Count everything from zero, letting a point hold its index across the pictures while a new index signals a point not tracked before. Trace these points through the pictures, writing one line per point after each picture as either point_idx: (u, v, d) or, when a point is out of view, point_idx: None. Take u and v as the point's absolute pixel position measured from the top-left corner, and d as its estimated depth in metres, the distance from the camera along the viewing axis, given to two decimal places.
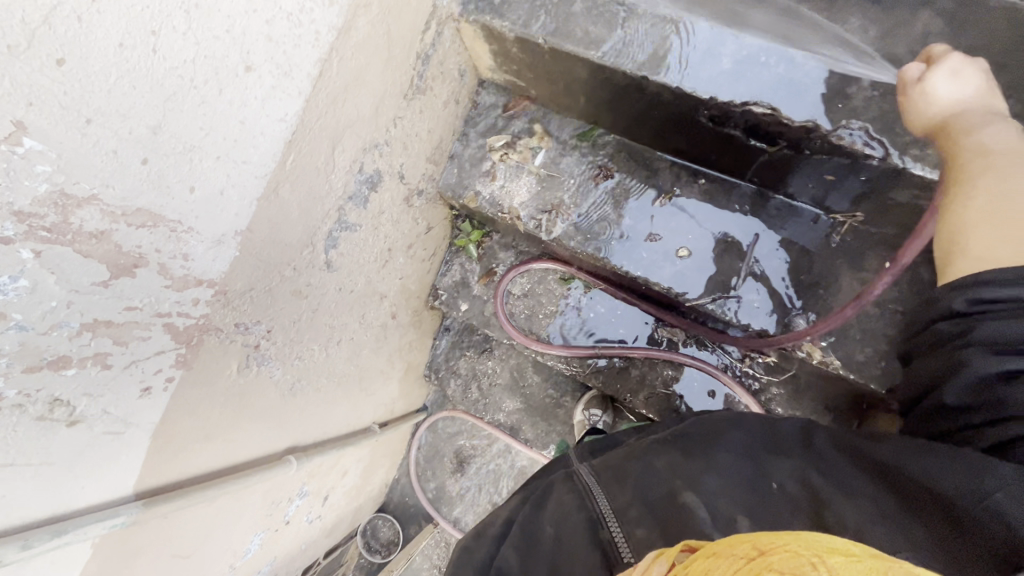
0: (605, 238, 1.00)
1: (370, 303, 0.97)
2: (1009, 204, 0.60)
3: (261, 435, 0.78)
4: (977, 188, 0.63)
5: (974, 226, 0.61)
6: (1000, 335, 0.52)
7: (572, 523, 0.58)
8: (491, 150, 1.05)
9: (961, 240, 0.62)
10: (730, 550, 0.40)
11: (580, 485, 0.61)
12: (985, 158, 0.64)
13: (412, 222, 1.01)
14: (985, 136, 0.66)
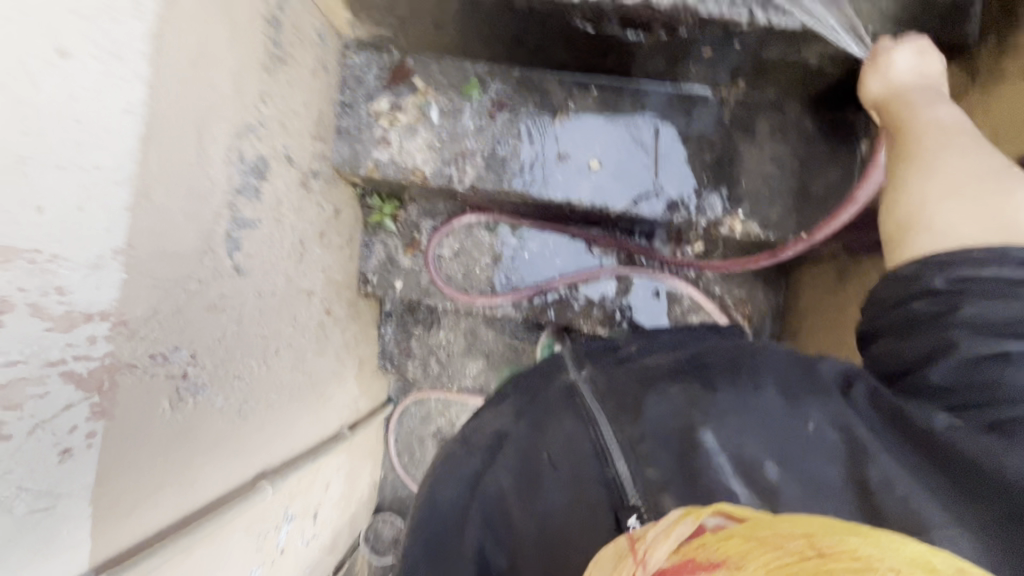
0: (517, 171, 0.98)
1: (298, 302, 0.91)
2: (961, 179, 0.62)
3: (224, 469, 0.72)
4: (939, 157, 0.66)
5: (936, 198, 0.62)
6: (989, 316, 0.51)
7: (562, 445, 0.59)
8: (377, 113, 0.99)
9: (922, 210, 0.63)
10: (783, 543, 0.31)
11: (584, 409, 0.60)
12: (944, 131, 0.68)
13: (317, 209, 0.94)
14: (932, 114, 0.70)
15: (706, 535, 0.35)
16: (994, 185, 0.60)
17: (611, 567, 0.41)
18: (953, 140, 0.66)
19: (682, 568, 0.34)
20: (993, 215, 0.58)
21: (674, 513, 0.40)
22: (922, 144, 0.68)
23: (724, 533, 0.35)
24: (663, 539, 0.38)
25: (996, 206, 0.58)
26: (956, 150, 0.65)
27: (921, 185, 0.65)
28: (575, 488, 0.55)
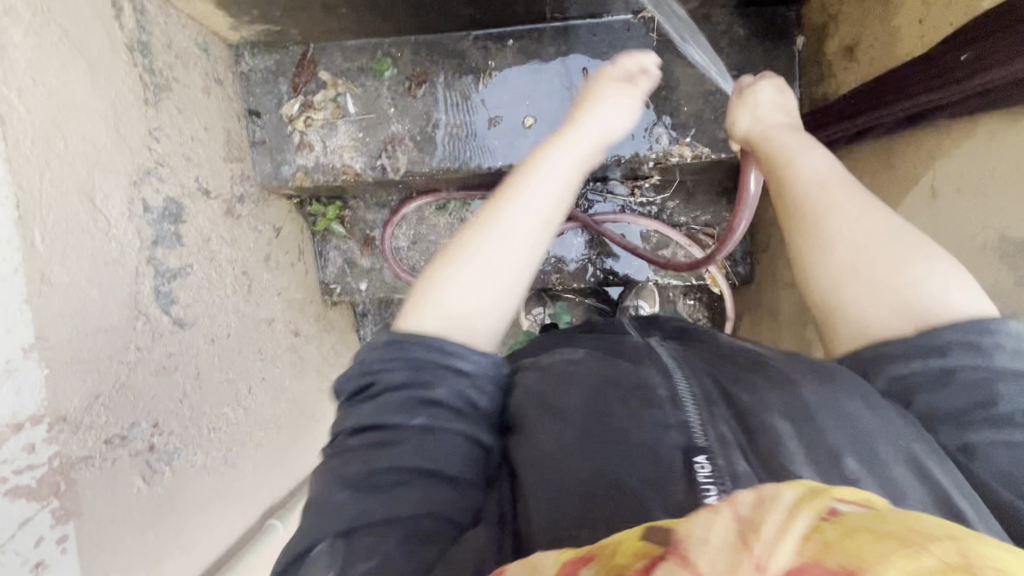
0: (449, 146, 0.93)
1: (260, 334, 0.87)
2: (864, 251, 0.55)
3: (222, 524, 0.71)
4: (829, 219, 0.58)
5: (845, 279, 0.55)
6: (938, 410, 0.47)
7: (630, 377, 0.48)
8: (288, 118, 0.92)
9: (829, 289, 0.57)
10: (933, 548, 0.20)
11: (659, 361, 0.50)
12: (821, 187, 0.61)
13: (252, 233, 0.88)
14: (806, 160, 0.64)
15: (831, 526, 0.22)
16: (886, 251, 0.54)
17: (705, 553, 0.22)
18: (832, 194, 0.60)
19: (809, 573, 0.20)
20: (896, 292, 0.52)
21: (788, 495, 0.24)
22: (809, 200, 0.61)
23: (851, 527, 0.22)
24: (776, 526, 0.22)
25: (894, 285, 0.52)
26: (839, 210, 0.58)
27: (820, 260, 0.58)
28: (614, 435, 0.43)
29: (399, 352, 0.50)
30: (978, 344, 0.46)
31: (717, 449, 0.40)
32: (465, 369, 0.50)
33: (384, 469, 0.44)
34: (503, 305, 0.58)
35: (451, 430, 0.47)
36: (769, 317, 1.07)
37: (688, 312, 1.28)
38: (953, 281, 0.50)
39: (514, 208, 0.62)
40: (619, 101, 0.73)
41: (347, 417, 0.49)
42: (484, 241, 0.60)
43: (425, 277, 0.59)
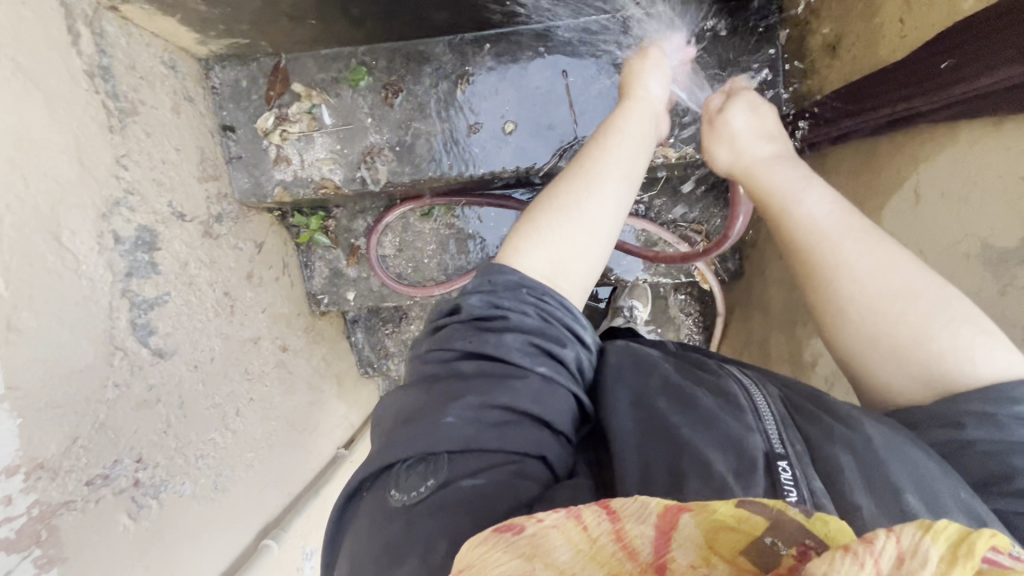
0: (429, 155, 0.91)
1: (246, 354, 0.86)
2: (877, 315, 0.54)
3: (215, 551, 0.71)
4: (837, 278, 0.58)
5: (865, 343, 0.55)
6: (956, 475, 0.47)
7: (707, 385, 0.53)
8: (263, 132, 0.90)
9: (850, 350, 0.57)
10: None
11: (731, 373, 0.55)
12: (824, 242, 0.60)
13: (233, 252, 0.87)
14: (804, 203, 0.63)
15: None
16: (904, 312, 0.53)
17: None
18: (841, 245, 0.59)
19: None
20: (919, 357, 0.51)
21: (936, 555, 0.25)
22: (814, 256, 0.60)
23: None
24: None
25: (918, 354, 0.51)
26: (848, 265, 0.57)
27: (835, 320, 0.58)
28: (706, 417, 0.48)
29: (531, 304, 0.59)
30: (993, 416, 0.46)
31: (796, 462, 0.44)
32: (575, 338, 0.60)
33: (502, 395, 0.51)
34: (591, 266, 0.66)
35: (560, 383, 0.55)
36: (759, 313, 1.07)
37: (680, 307, 1.29)
38: (978, 344, 0.49)
39: (597, 164, 0.69)
40: (658, 73, 0.77)
41: (464, 345, 0.55)
42: (583, 193, 0.67)
43: (532, 219, 0.67)
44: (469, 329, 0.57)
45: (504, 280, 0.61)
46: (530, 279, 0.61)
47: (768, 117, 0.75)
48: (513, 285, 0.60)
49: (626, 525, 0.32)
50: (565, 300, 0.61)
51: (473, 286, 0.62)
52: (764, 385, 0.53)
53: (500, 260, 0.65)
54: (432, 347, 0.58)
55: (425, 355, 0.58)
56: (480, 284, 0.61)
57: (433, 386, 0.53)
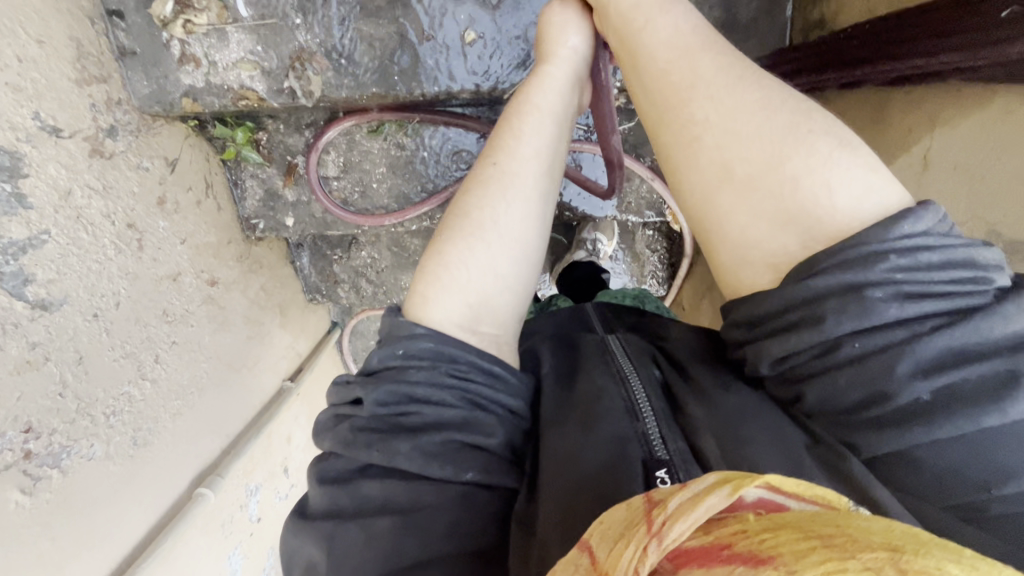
0: (374, 65, 0.76)
1: (165, 293, 0.76)
2: (730, 140, 0.51)
3: (139, 509, 0.67)
4: (693, 104, 0.54)
5: (716, 182, 0.52)
6: (837, 406, 0.45)
7: (589, 392, 0.55)
8: (160, 20, 0.73)
9: (701, 194, 0.53)
10: (853, 552, 0.22)
11: (617, 366, 0.58)
12: (672, 64, 0.56)
13: (136, 173, 0.73)
14: (655, 26, 0.59)
15: (748, 519, 0.26)
16: (764, 147, 0.50)
17: (615, 534, 0.29)
18: (698, 65, 0.55)
19: (708, 552, 0.25)
20: (775, 188, 0.49)
21: (709, 477, 0.28)
22: (670, 77, 0.56)
23: (774, 519, 0.26)
24: (682, 502, 0.27)
25: (774, 190, 0.49)
26: (704, 85, 0.54)
27: (694, 165, 0.53)
28: (587, 424, 0.51)
29: (453, 388, 0.53)
30: (856, 292, 0.43)
31: (678, 467, 0.46)
32: (506, 415, 0.55)
33: (411, 534, 0.46)
34: (516, 273, 0.60)
35: (486, 481, 0.50)
36: None
37: (645, 243, 1.23)
38: (836, 175, 0.47)
39: (519, 164, 0.62)
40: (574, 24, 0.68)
41: (367, 458, 0.49)
42: (499, 202, 0.60)
43: (434, 257, 0.59)
44: (375, 430, 0.50)
45: (419, 349, 0.54)
46: (449, 342, 0.54)
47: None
48: (429, 356, 0.53)
49: None
50: (484, 364, 0.55)
51: (381, 363, 0.54)
52: (661, 404, 0.52)
53: (409, 313, 0.57)
54: (334, 450, 0.52)
55: (326, 459, 0.52)
56: (389, 359, 0.54)
57: (341, 519, 0.48)
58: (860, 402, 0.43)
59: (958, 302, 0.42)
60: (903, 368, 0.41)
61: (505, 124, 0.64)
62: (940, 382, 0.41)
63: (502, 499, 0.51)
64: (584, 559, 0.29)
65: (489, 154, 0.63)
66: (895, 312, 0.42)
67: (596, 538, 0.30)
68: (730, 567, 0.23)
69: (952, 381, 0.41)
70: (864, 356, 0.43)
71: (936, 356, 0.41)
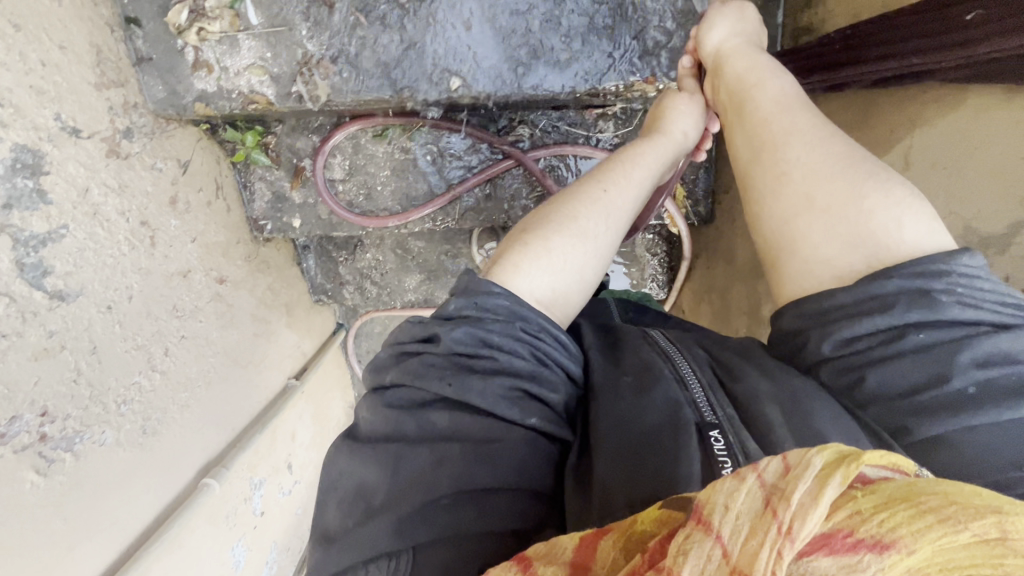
0: (378, 72, 0.79)
1: (176, 289, 0.79)
2: (817, 178, 0.59)
3: (145, 496, 0.69)
4: (788, 147, 0.63)
5: (800, 212, 0.60)
6: (893, 388, 0.50)
7: (636, 366, 0.59)
8: (175, 28, 0.76)
9: (786, 216, 0.61)
10: (965, 523, 0.28)
11: (658, 346, 0.62)
12: (776, 115, 0.66)
13: (150, 173, 0.76)
14: (764, 86, 0.69)
15: (859, 498, 0.30)
16: (846, 182, 0.58)
17: (739, 517, 0.29)
18: (796, 118, 0.64)
19: (832, 538, 0.28)
20: (852, 216, 0.56)
21: (819, 462, 0.30)
22: (772, 124, 0.65)
23: (880, 495, 0.30)
24: (804, 495, 0.28)
25: (852, 215, 0.56)
26: (800, 135, 0.63)
27: (782, 189, 0.61)
28: (642, 388, 0.55)
29: (523, 342, 0.58)
30: (926, 292, 0.50)
31: (728, 430, 0.49)
32: (563, 376, 0.60)
33: (481, 464, 0.50)
34: (592, 278, 0.68)
35: (545, 428, 0.55)
36: (723, 262, 1.05)
37: (646, 247, 1.24)
38: (911, 214, 0.54)
39: (622, 197, 0.71)
40: (690, 110, 0.79)
41: (437, 390, 0.54)
42: (601, 218, 0.68)
43: (512, 246, 0.66)
44: (447, 368, 0.55)
45: (494, 304, 0.59)
46: (522, 305, 0.60)
47: (752, 16, 0.76)
48: (504, 313, 0.59)
49: (538, 567, 0.36)
50: (553, 329, 0.61)
51: (456, 310, 0.59)
52: (706, 374, 0.56)
53: (494, 277, 0.63)
54: (399, 382, 0.56)
55: (391, 390, 0.56)
56: (467, 308, 0.59)
57: (405, 443, 0.52)
58: (916, 384, 0.50)
59: (1007, 316, 0.49)
60: (961, 359, 0.48)
61: (615, 161, 0.74)
62: (990, 374, 0.48)
63: (557, 450, 0.55)
64: (716, 551, 0.29)
65: (601, 179, 0.71)
66: (957, 314, 0.49)
67: (722, 527, 0.29)
68: (858, 555, 0.27)
69: (996, 377, 0.48)
70: (929, 345, 0.49)
71: (988, 352, 0.48)
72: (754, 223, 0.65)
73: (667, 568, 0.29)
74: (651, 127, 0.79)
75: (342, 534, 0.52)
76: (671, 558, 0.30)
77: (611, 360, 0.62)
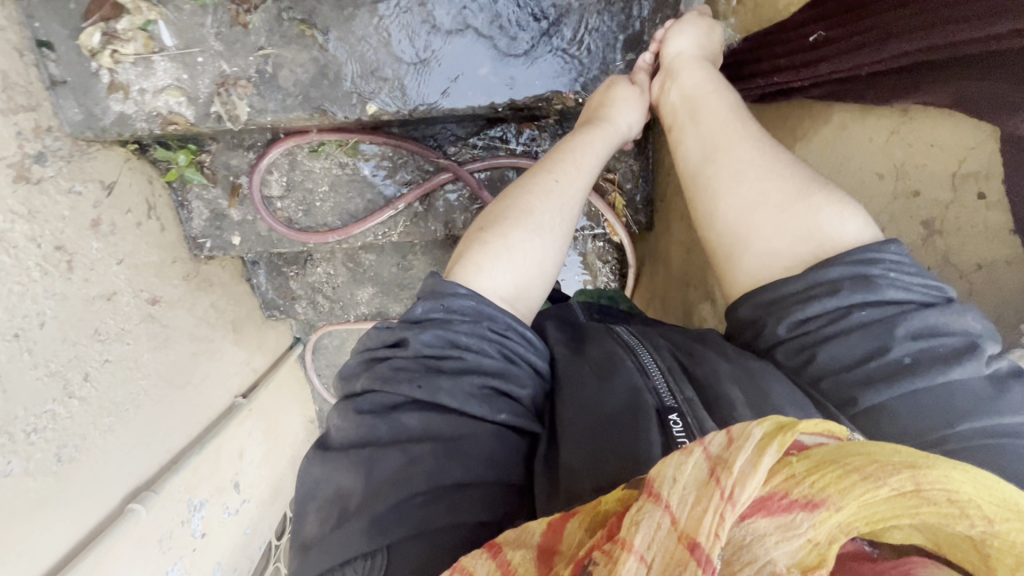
0: (299, 91, 0.80)
1: (99, 312, 0.78)
2: (770, 183, 0.60)
3: (62, 523, 0.68)
4: (740, 152, 0.64)
5: (752, 211, 0.60)
6: (842, 362, 0.51)
7: (603, 358, 0.58)
8: (89, 50, 0.76)
9: (738, 214, 0.61)
10: (884, 478, 0.31)
11: (621, 338, 0.61)
12: (729, 124, 0.67)
13: (68, 197, 0.75)
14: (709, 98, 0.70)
15: (794, 462, 0.32)
16: (796, 185, 0.59)
17: (688, 488, 0.31)
18: (746, 129, 0.66)
19: (770, 501, 0.31)
20: (802, 215, 0.57)
21: (759, 432, 0.32)
22: (726, 131, 0.67)
23: (812, 458, 0.32)
24: (745, 462, 0.31)
25: (803, 211, 0.57)
26: (752, 142, 0.64)
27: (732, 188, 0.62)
28: (608, 377, 0.54)
29: (491, 340, 0.56)
30: (866, 275, 0.51)
31: (686, 411, 0.49)
32: (533, 372, 0.58)
33: (453, 460, 0.49)
34: (553, 269, 0.67)
35: (517, 424, 0.53)
36: (662, 271, 1.06)
37: (597, 254, 1.19)
38: (852, 211, 0.56)
39: (573, 187, 0.70)
40: (633, 104, 0.78)
41: (406, 392, 0.52)
42: (556, 210, 0.67)
43: (475, 239, 0.65)
44: (416, 370, 0.53)
45: (460, 306, 0.57)
46: (488, 304, 0.58)
47: (714, 27, 0.78)
48: (471, 314, 0.57)
49: (508, 556, 0.36)
50: (520, 326, 0.59)
51: (424, 313, 0.57)
52: (666, 361, 0.56)
53: (455, 278, 0.61)
54: (369, 388, 0.54)
55: (361, 396, 0.54)
56: (434, 310, 0.57)
57: (377, 445, 0.50)
58: (861, 358, 0.50)
59: (938, 295, 0.51)
60: (898, 331, 0.49)
61: (565, 149, 0.73)
62: (925, 345, 0.48)
63: (525, 441, 0.53)
64: (665, 519, 0.30)
65: (552, 170, 0.70)
66: (892, 294, 0.50)
67: (671, 497, 0.31)
68: (792, 515, 0.30)
69: (932, 347, 0.48)
70: (870, 321, 0.50)
71: (921, 326, 0.49)
72: (705, 220, 0.65)
73: (622, 539, 0.30)
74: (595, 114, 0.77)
75: (317, 540, 0.49)
76: (625, 529, 0.31)
77: (575, 351, 0.60)
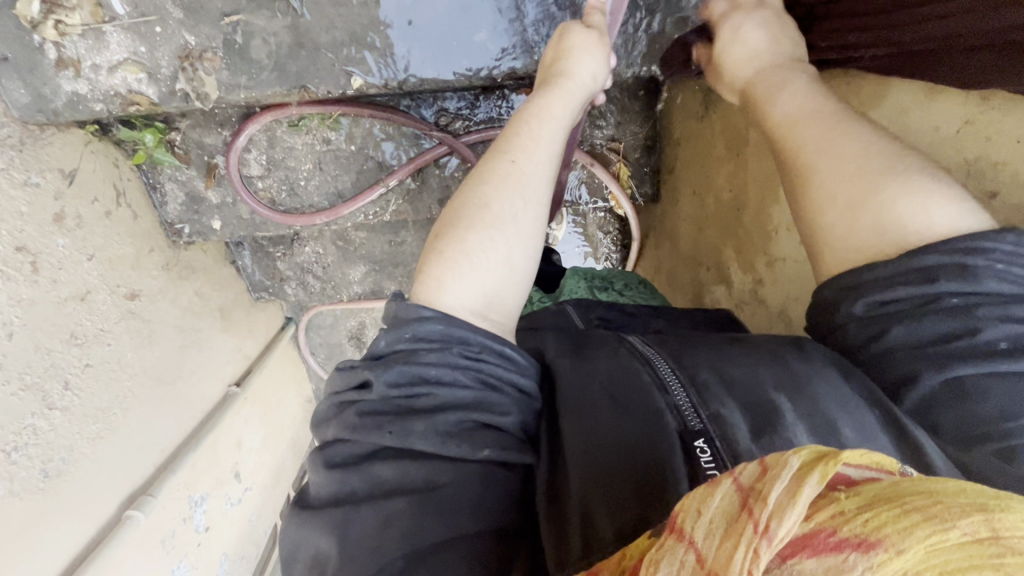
0: (273, 63, 0.71)
1: (73, 315, 0.72)
2: (843, 171, 0.52)
3: (57, 539, 0.66)
4: (804, 140, 0.56)
5: (822, 205, 0.54)
6: (918, 338, 0.48)
7: (617, 374, 0.52)
8: (29, 21, 0.66)
9: (808, 209, 0.55)
10: (952, 521, 0.23)
11: (635, 349, 0.55)
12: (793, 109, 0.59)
13: (24, 191, 0.68)
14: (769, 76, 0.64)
15: (841, 498, 0.26)
16: (877, 168, 0.51)
17: (716, 526, 0.27)
18: (810, 110, 0.57)
19: (813, 538, 0.25)
20: (879, 210, 0.50)
21: (796, 461, 0.26)
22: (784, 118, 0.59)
23: (864, 495, 0.26)
24: (781, 494, 0.25)
25: (881, 202, 0.50)
26: (817, 125, 0.56)
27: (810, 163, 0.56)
28: (624, 404, 0.49)
29: (465, 368, 0.50)
30: (965, 265, 0.45)
31: (713, 435, 0.45)
32: (517, 394, 0.52)
33: (433, 514, 0.44)
34: (524, 264, 0.58)
35: (504, 458, 0.48)
36: (669, 245, 1.01)
37: (598, 226, 1.14)
38: (948, 198, 0.48)
39: (534, 166, 0.60)
40: (591, 51, 0.66)
41: (379, 441, 0.47)
42: (517, 197, 0.59)
43: (435, 246, 0.57)
44: (387, 414, 0.48)
45: (427, 332, 0.51)
46: (459, 324, 0.52)
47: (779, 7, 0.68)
48: (438, 340, 0.51)
49: None
50: (495, 343, 0.52)
51: (388, 346, 0.51)
52: (688, 373, 0.51)
53: (418, 298, 0.55)
54: (339, 437, 0.50)
55: (330, 445, 0.50)
56: (398, 342, 0.51)
57: (353, 504, 0.46)
58: (943, 339, 0.46)
59: None
60: (991, 318, 0.45)
61: (520, 120, 0.63)
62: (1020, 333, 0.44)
63: (518, 479, 0.49)
64: (690, 556, 0.27)
65: (508, 149, 0.61)
66: (996, 282, 0.45)
67: (695, 533, 0.27)
68: (843, 555, 0.24)
69: None
70: (962, 308, 0.46)
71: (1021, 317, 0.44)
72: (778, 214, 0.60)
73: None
74: (550, 74, 0.67)
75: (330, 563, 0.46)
76: (645, 568, 0.28)
77: (581, 363, 0.55)
